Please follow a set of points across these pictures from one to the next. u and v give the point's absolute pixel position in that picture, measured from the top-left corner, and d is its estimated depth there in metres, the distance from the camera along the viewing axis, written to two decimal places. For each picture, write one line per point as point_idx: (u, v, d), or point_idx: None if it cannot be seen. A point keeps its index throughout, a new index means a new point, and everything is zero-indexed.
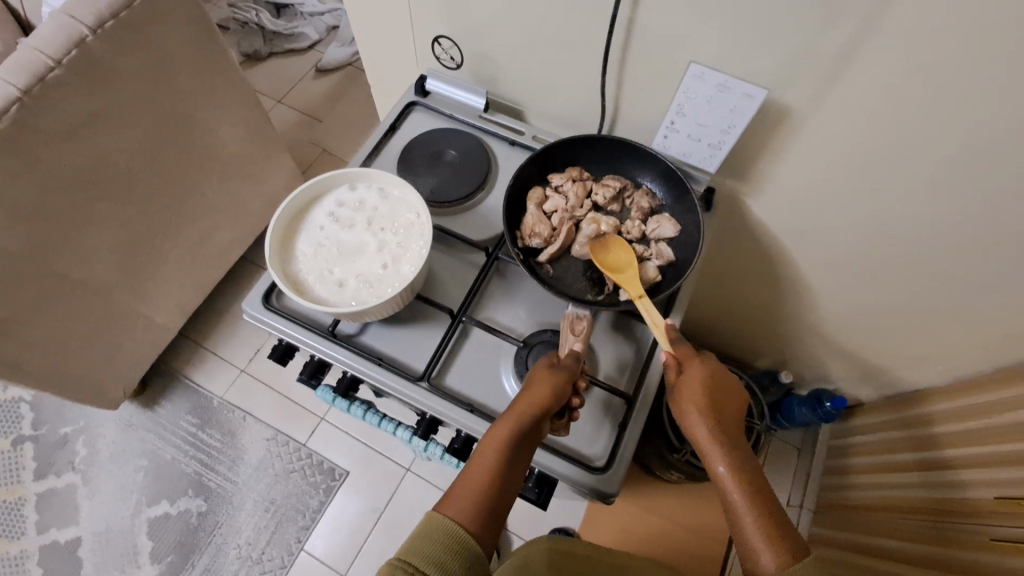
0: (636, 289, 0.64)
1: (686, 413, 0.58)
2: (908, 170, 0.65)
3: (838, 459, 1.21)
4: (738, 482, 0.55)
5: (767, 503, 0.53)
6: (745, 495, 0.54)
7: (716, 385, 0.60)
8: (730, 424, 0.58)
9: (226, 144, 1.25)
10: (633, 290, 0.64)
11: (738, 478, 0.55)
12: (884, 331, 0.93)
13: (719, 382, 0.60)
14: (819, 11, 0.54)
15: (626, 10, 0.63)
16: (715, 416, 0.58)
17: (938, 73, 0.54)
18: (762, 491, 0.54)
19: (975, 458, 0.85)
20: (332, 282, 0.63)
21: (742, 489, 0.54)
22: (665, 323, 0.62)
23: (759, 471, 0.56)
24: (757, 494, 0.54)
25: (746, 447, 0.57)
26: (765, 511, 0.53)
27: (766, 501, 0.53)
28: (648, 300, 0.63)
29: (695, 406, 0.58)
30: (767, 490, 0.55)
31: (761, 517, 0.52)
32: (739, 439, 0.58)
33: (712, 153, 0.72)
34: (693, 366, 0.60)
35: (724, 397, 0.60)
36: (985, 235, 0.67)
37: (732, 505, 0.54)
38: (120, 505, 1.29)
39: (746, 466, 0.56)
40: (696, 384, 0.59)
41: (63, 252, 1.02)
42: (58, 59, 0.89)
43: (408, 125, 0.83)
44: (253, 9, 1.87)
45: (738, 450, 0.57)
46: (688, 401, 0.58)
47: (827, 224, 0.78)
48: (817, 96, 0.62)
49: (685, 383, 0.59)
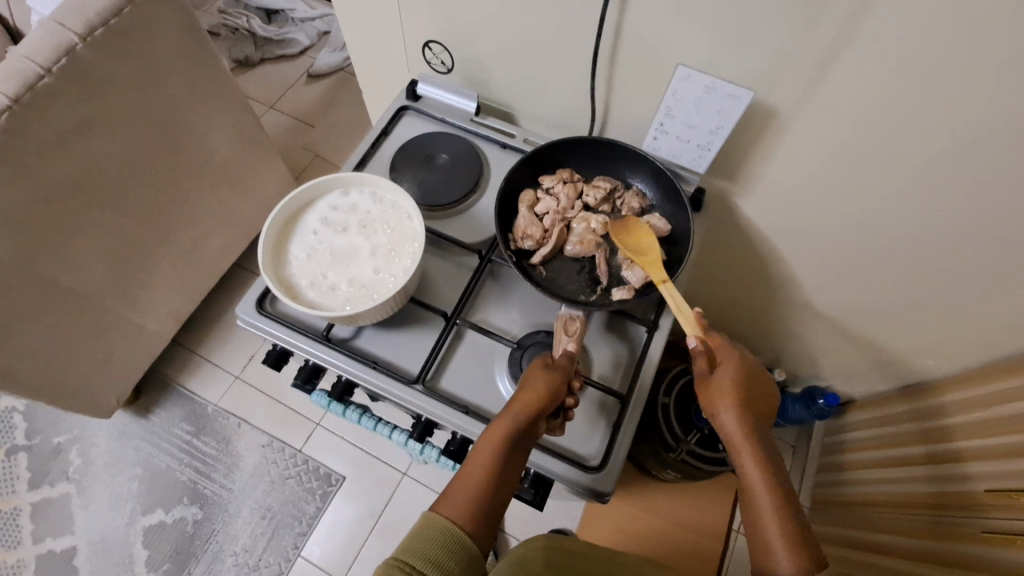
0: (659, 274, 0.63)
1: (719, 405, 0.58)
2: (894, 168, 0.66)
3: (832, 456, 1.22)
4: (761, 478, 0.56)
5: (785, 499, 0.55)
6: (767, 489, 0.55)
7: (750, 380, 0.59)
8: (759, 418, 0.59)
9: (218, 151, 1.25)
10: (657, 275, 0.64)
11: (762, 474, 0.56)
12: (874, 327, 0.94)
13: (751, 377, 0.60)
14: (803, 12, 0.55)
15: (614, 13, 0.64)
16: (747, 412, 0.58)
17: (920, 72, 0.55)
18: (782, 487, 0.56)
19: (987, 450, 0.83)
20: (326, 286, 0.63)
21: (765, 484, 0.56)
22: (690, 308, 0.61)
23: (781, 467, 0.57)
24: (776, 489, 0.56)
25: (771, 443, 0.58)
26: (785, 510, 0.54)
27: (784, 497, 0.55)
28: (672, 284, 0.63)
29: (729, 402, 0.58)
30: (787, 486, 0.56)
31: (779, 512, 0.54)
32: (766, 435, 0.59)
33: (701, 154, 0.73)
34: (729, 360, 0.59)
35: (757, 392, 0.60)
36: (970, 230, 0.69)
37: (752, 497, 0.56)
38: (114, 514, 1.28)
39: (770, 462, 0.57)
40: (728, 379, 0.59)
41: (55, 260, 1.01)
42: (48, 67, 0.88)
43: (399, 130, 0.84)
44: (243, 16, 1.88)
45: (764, 446, 0.57)
46: (723, 396, 0.58)
47: (815, 223, 0.79)
48: (803, 95, 0.62)
49: (721, 378, 0.59)
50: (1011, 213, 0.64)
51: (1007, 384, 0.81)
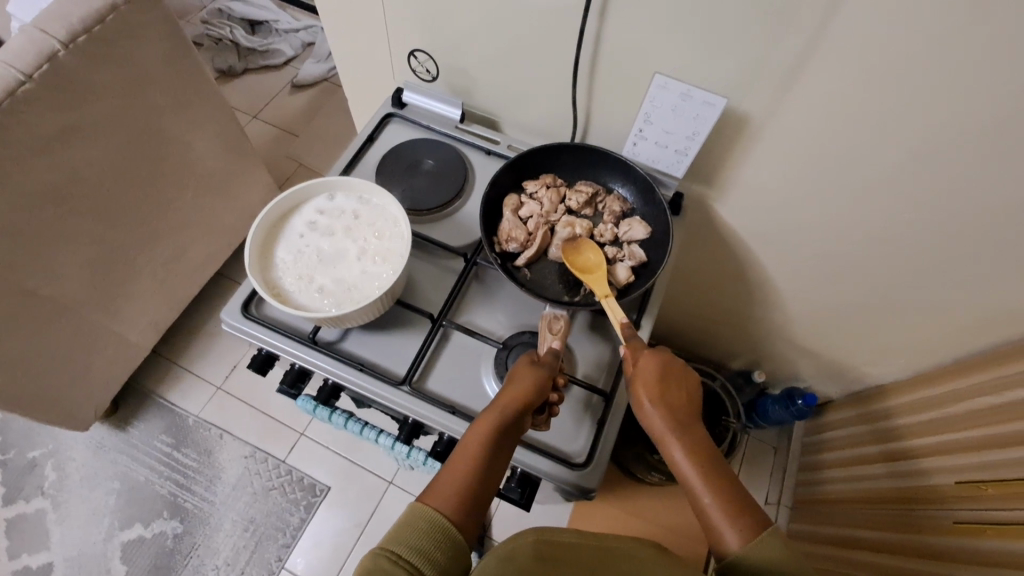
0: (603, 288, 0.66)
1: (642, 406, 0.58)
2: (861, 172, 0.69)
3: (811, 456, 1.25)
4: (695, 468, 0.55)
5: (726, 485, 0.53)
6: (703, 479, 0.54)
7: (670, 375, 0.59)
8: (685, 409, 0.58)
9: (201, 158, 1.24)
10: (600, 289, 0.66)
11: (695, 464, 0.55)
12: (848, 328, 0.97)
13: (671, 371, 0.60)
14: (771, 24, 0.58)
15: (593, 25, 0.66)
16: (668, 404, 0.58)
17: (882, 80, 0.58)
18: (719, 474, 0.54)
19: (937, 447, 0.89)
20: (313, 288, 0.64)
21: (700, 474, 0.54)
22: (622, 319, 0.62)
23: (714, 454, 0.56)
24: (713, 477, 0.54)
25: (702, 431, 0.57)
26: (725, 495, 0.53)
27: (724, 483, 0.54)
28: (613, 298, 0.65)
29: (649, 397, 0.58)
30: (725, 473, 0.55)
31: (722, 499, 0.52)
32: (695, 424, 0.58)
33: (679, 159, 0.75)
34: (645, 358, 0.60)
35: (679, 384, 0.60)
36: (933, 231, 0.72)
37: (693, 491, 0.54)
38: (91, 529, 1.24)
39: (702, 451, 0.56)
40: (647, 378, 0.58)
41: (33, 269, 1.00)
42: (29, 74, 0.88)
43: (386, 136, 0.85)
44: (227, 26, 1.88)
45: (693, 437, 0.56)
46: (642, 393, 0.58)
47: (790, 225, 0.82)
48: (775, 103, 0.66)
49: (640, 375, 0.59)
50: (969, 214, 0.68)
51: (973, 380, 0.85)
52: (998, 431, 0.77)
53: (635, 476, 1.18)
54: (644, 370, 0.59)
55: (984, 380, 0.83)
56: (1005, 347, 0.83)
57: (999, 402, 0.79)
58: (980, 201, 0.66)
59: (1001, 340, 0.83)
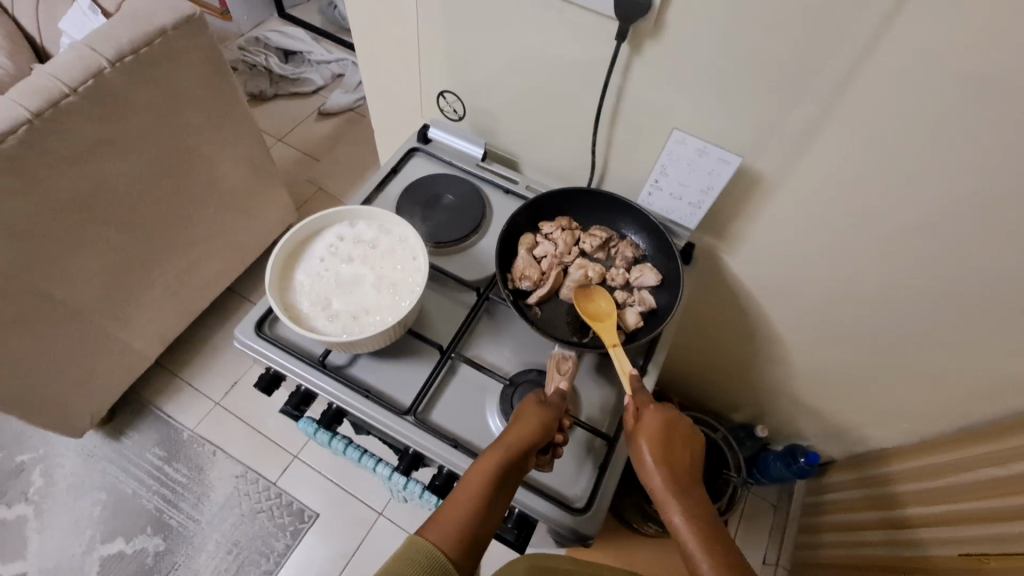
0: (610, 337, 0.67)
1: (643, 461, 0.58)
2: (870, 235, 0.71)
3: (811, 517, 1.22)
4: (693, 531, 0.53)
5: (726, 552, 0.51)
6: (700, 542, 0.52)
7: (672, 435, 0.59)
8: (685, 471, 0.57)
9: (226, 177, 1.28)
10: (608, 339, 0.67)
11: (692, 525, 0.53)
12: (854, 389, 0.97)
13: (674, 431, 0.60)
14: (786, 91, 0.61)
15: (617, 79, 0.70)
16: (669, 463, 0.57)
17: (893, 148, 0.61)
18: (718, 538, 0.52)
19: (937, 516, 0.87)
20: (327, 312, 0.65)
21: (698, 536, 0.52)
22: (631, 372, 0.63)
23: (714, 518, 0.54)
24: (713, 542, 0.52)
25: (703, 497, 0.56)
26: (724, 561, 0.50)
27: (723, 548, 0.52)
28: (621, 348, 0.66)
29: (651, 453, 0.57)
30: (725, 540, 0.52)
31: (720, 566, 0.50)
32: (696, 487, 0.57)
33: (692, 211, 0.77)
34: (651, 414, 0.60)
35: (682, 444, 0.59)
36: (939, 299, 0.73)
37: (688, 554, 0.52)
38: (71, 541, 1.22)
39: (702, 516, 0.54)
40: (649, 432, 0.59)
41: (51, 272, 1.01)
42: (73, 87, 0.92)
43: (409, 168, 0.88)
44: (262, 54, 1.98)
45: (694, 499, 0.55)
46: (644, 448, 0.58)
47: (797, 282, 0.83)
48: (787, 164, 0.68)
49: (643, 428, 0.59)
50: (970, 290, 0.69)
51: (973, 452, 0.84)
52: (1000, 503, 0.76)
53: (631, 526, 1.16)
54: (649, 426, 0.59)
55: (982, 452, 0.83)
56: (1006, 420, 0.82)
57: (1002, 475, 0.78)
58: (986, 272, 0.67)
59: (1003, 413, 0.83)
